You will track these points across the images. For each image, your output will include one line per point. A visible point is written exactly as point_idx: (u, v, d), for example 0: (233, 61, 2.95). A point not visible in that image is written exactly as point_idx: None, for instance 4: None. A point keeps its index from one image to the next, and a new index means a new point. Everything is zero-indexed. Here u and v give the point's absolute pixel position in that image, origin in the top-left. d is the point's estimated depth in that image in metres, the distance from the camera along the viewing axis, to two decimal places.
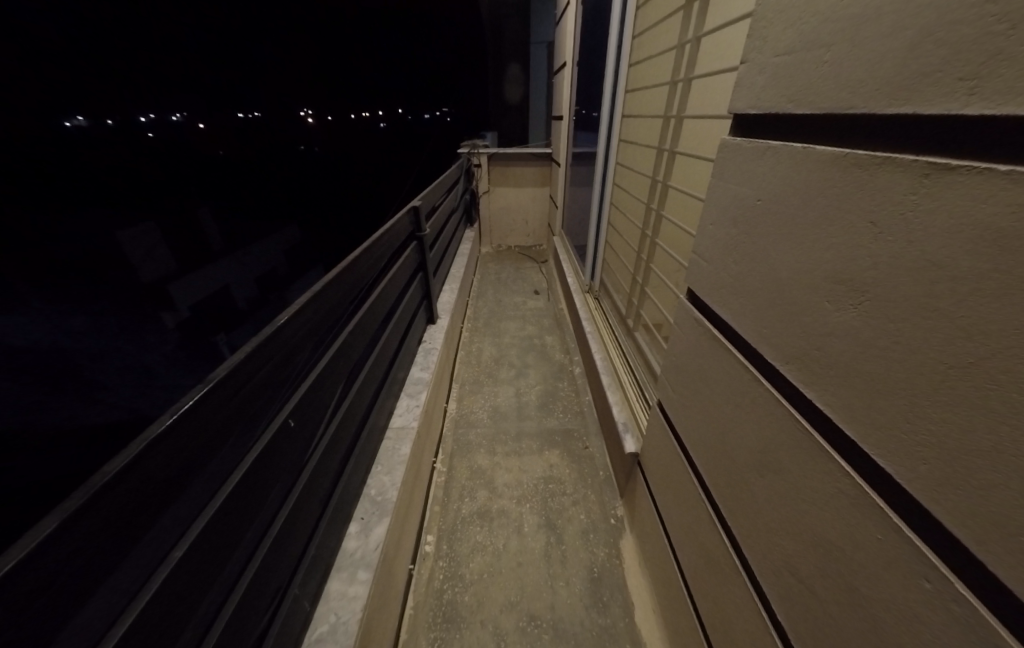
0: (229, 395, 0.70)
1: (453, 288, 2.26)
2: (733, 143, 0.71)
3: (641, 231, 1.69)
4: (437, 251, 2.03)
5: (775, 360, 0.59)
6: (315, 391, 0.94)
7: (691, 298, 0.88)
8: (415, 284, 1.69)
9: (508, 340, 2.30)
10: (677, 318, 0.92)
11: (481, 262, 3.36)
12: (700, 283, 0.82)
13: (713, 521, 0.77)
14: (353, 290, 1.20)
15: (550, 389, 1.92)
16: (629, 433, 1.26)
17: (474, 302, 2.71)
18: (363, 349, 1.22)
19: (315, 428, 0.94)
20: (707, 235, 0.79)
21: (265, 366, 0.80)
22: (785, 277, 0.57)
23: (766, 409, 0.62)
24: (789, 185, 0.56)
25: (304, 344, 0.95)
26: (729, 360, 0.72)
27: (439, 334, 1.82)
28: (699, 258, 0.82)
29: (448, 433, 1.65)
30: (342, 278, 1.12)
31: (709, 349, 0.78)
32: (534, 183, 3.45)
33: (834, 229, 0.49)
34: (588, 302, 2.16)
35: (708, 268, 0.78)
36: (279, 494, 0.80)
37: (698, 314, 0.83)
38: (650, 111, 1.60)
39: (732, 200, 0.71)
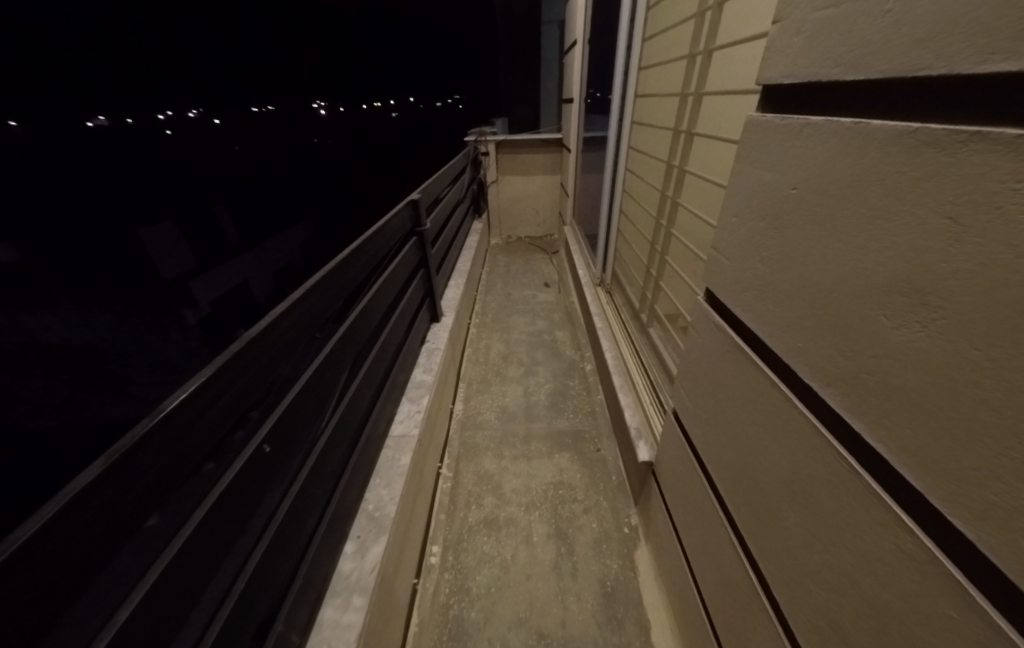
0: (198, 416, 0.61)
1: (458, 284, 2.19)
2: (761, 122, 0.60)
3: (654, 220, 1.57)
4: (439, 246, 1.94)
5: (811, 381, 0.50)
6: (303, 404, 0.86)
7: (709, 300, 0.79)
8: (413, 282, 1.61)
9: (517, 336, 2.23)
10: (694, 321, 0.83)
11: (490, 255, 3.27)
12: (718, 283, 0.72)
13: (739, 555, 0.69)
14: (344, 292, 1.11)
15: (560, 387, 1.85)
16: (643, 440, 1.17)
17: (482, 296, 2.64)
18: (357, 355, 1.14)
19: (303, 444, 0.86)
20: (726, 229, 0.69)
21: (236, 382, 0.69)
22: (824, 280, 0.48)
23: (798, 437, 0.53)
24: (829, 171, 0.47)
25: (289, 352, 0.86)
26: (754, 373, 0.62)
27: (443, 332, 1.76)
28: (718, 254, 0.73)
29: (455, 437, 1.60)
30: (331, 278, 1.03)
31: (732, 360, 0.68)
32: (544, 171, 3.33)
33: (895, 226, 0.39)
34: (599, 296, 2.05)
35: (726, 266, 0.70)
36: (255, 527, 0.71)
37: (717, 319, 0.73)
38: (665, 90, 1.49)
39: (756, 187, 0.61)
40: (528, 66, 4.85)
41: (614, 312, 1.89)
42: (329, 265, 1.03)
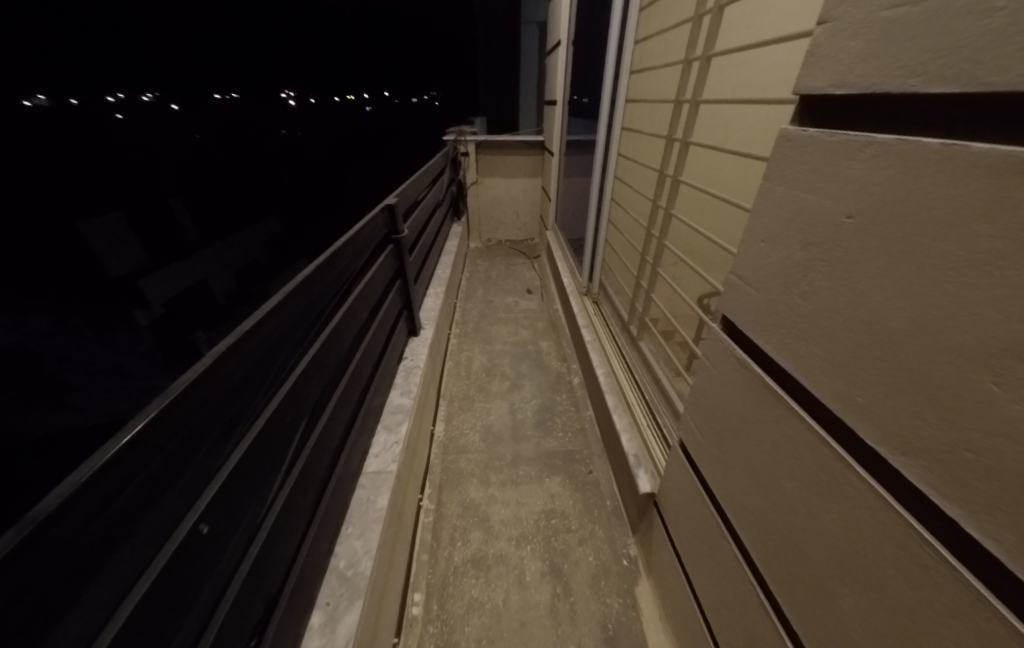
0: (107, 499, 0.47)
1: (438, 293, 2.07)
2: (784, 135, 0.48)
3: (645, 231, 1.51)
4: (417, 254, 1.80)
5: (875, 442, 0.40)
6: (253, 457, 0.72)
7: (726, 328, 0.66)
8: (389, 297, 1.47)
9: (500, 347, 2.12)
10: (705, 349, 0.71)
11: (470, 259, 3.15)
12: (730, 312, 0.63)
13: (774, 624, 0.60)
14: (310, 314, 0.97)
15: (547, 404, 1.76)
16: (643, 469, 1.09)
17: (462, 304, 2.52)
18: (323, 388, 1.00)
19: (254, 506, 0.72)
20: (742, 255, 0.58)
21: (167, 448, 0.55)
22: (888, 318, 0.38)
23: (856, 503, 0.43)
24: (889, 198, 0.37)
25: (242, 395, 0.72)
26: (790, 421, 0.52)
27: (423, 348, 1.63)
28: (733, 280, 0.61)
29: (436, 462, 1.48)
30: (295, 301, 0.89)
31: (759, 401, 0.57)
32: (525, 174, 3.23)
33: (992, 269, 0.30)
34: (586, 306, 1.97)
35: (744, 297, 0.58)
36: (185, 630, 0.58)
37: (738, 351, 0.62)
38: (654, 97, 1.43)
39: (776, 209, 0.50)
40: (508, 63, 4.74)
41: (603, 323, 1.81)
42: (291, 285, 0.88)
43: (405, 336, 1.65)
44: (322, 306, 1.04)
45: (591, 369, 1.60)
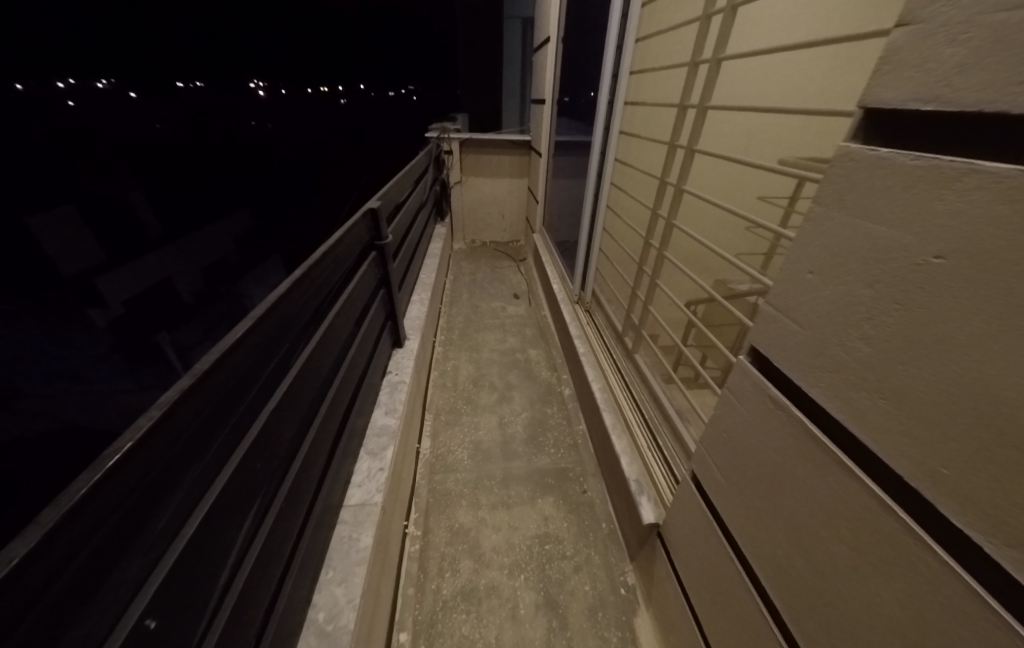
0: (10, 619, 0.35)
1: (423, 299, 1.96)
2: (849, 154, 0.43)
3: (643, 239, 1.47)
4: (401, 259, 1.69)
5: (970, 526, 0.35)
6: (214, 516, 0.61)
7: (752, 361, 0.62)
8: (372, 308, 1.36)
9: (488, 356, 2.03)
10: (729, 380, 0.66)
11: (454, 261, 3.03)
12: (763, 345, 0.57)
13: None
14: (287, 336, 0.86)
15: (538, 417, 1.69)
16: (646, 497, 1.03)
17: (447, 309, 2.41)
18: (300, 420, 0.89)
19: (216, 574, 0.62)
20: (784, 282, 0.52)
21: (97, 534, 0.43)
22: (983, 375, 0.33)
23: (933, 588, 0.38)
24: (995, 242, 0.31)
25: (205, 443, 0.61)
26: (843, 477, 0.46)
27: (408, 360, 1.53)
28: (769, 309, 0.55)
29: (422, 483, 1.39)
30: (269, 324, 0.78)
31: (799, 447, 0.52)
32: (511, 175, 3.14)
33: None
34: (578, 315, 1.90)
35: (785, 329, 0.52)
36: None
37: (771, 388, 0.56)
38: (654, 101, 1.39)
39: (834, 233, 0.45)
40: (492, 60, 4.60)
41: (597, 333, 1.75)
42: (264, 306, 0.77)
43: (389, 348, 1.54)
44: (301, 326, 0.92)
45: (586, 382, 1.54)
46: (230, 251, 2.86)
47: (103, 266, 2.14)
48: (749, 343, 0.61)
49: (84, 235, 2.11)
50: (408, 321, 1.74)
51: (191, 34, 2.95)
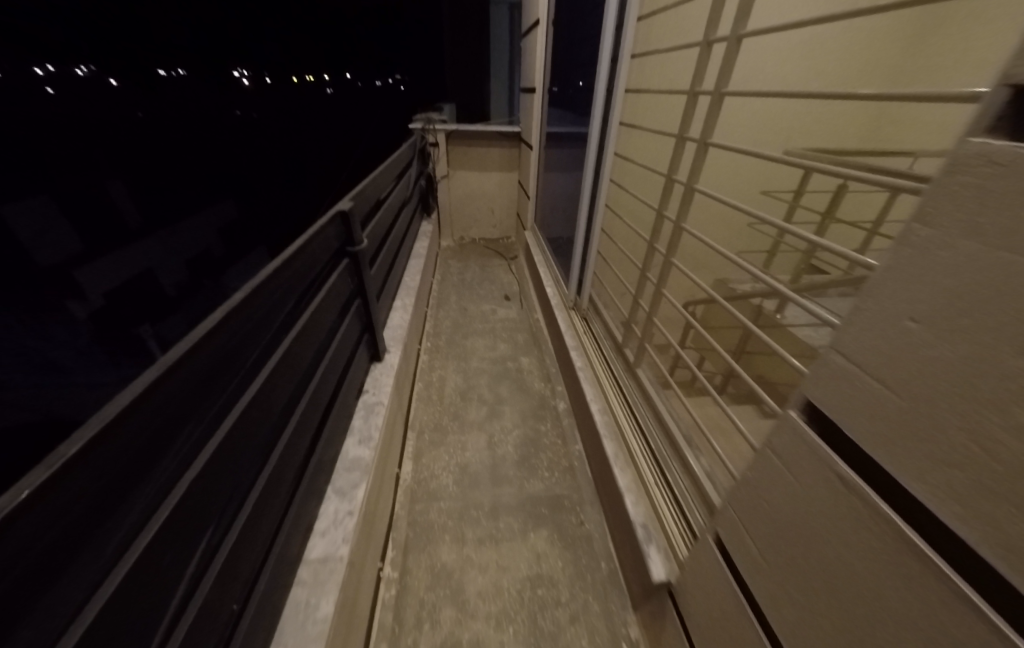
0: None
1: (406, 304, 1.79)
2: (986, 157, 0.31)
3: (647, 244, 1.33)
4: (380, 264, 1.52)
5: None
6: (121, 614, 0.48)
7: (807, 419, 0.51)
8: (345, 320, 1.19)
9: (477, 365, 1.88)
10: (774, 438, 0.55)
11: (441, 260, 2.86)
12: (830, 407, 0.46)
13: None
14: (225, 371, 0.70)
15: (530, 436, 1.55)
16: (655, 547, 0.91)
17: (434, 312, 2.24)
18: (245, 470, 0.73)
19: (151, 632, 0.53)
20: (871, 331, 0.41)
21: None
22: None
23: None
24: None
25: (80, 545, 0.45)
26: (955, 611, 0.35)
27: (387, 378, 1.36)
28: (847, 362, 0.43)
29: (401, 515, 1.24)
30: (194, 364, 0.61)
31: (880, 551, 0.41)
32: (502, 168, 2.96)
33: None
34: (574, 322, 1.77)
35: (870, 390, 0.41)
36: None
37: (841, 465, 0.45)
38: (655, 88, 1.27)
39: (955, 271, 0.34)
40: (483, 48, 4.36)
41: (594, 344, 1.61)
42: (189, 341, 0.61)
43: (366, 363, 1.37)
44: (246, 356, 0.76)
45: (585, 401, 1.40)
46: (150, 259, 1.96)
47: (80, 257, 1.70)
48: (806, 397, 0.50)
49: (62, 225, 1.63)
50: (389, 332, 1.57)
51: (192, 34, 2.49)
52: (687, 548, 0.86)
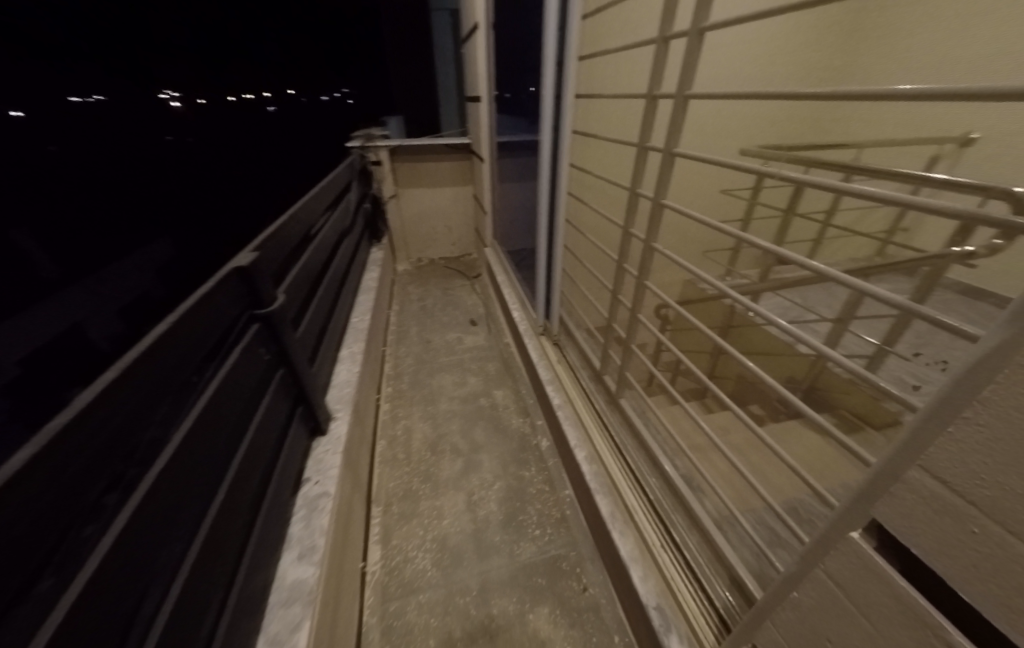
0: None
1: (355, 353, 1.52)
2: None
3: (616, 264, 1.21)
4: (316, 313, 1.28)
5: None
6: None
7: (879, 548, 0.40)
8: (267, 395, 0.94)
9: (448, 407, 1.69)
10: (828, 561, 0.44)
11: (398, 286, 2.63)
12: (924, 547, 0.36)
13: None
14: (90, 481, 0.53)
15: (514, 486, 1.37)
16: (677, 637, 0.79)
17: (393, 349, 2.02)
18: (139, 604, 0.57)
19: None
20: (985, 455, 0.31)
21: None
22: None
23: None
24: None
25: None
26: None
27: (334, 454, 1.10)
28: (949, 492, 0.33)
29: (372, 620, 1.03)
30: (23, 491, 0.45)
31: None
32: (453, 184, 2.78)
33: None
34: (545, 350, 1.60)
35: (995, 540, 0.31)
36: None
37: (950, 633, 0.35)
38: (607, 92, 1.14)
39: None
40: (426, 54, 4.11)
41: (572, 377, 1.46)
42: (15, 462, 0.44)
43: (307, 440, 1.12)
44: (118, 455, 0.58)
45: (569, 450, 1.23)
46: (148, 280, 1.18)
47: None
48: (876, 523, 0.40)
49: None
50: (333, 393, 1.30)
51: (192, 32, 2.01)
52: (719, 645, 0.73)
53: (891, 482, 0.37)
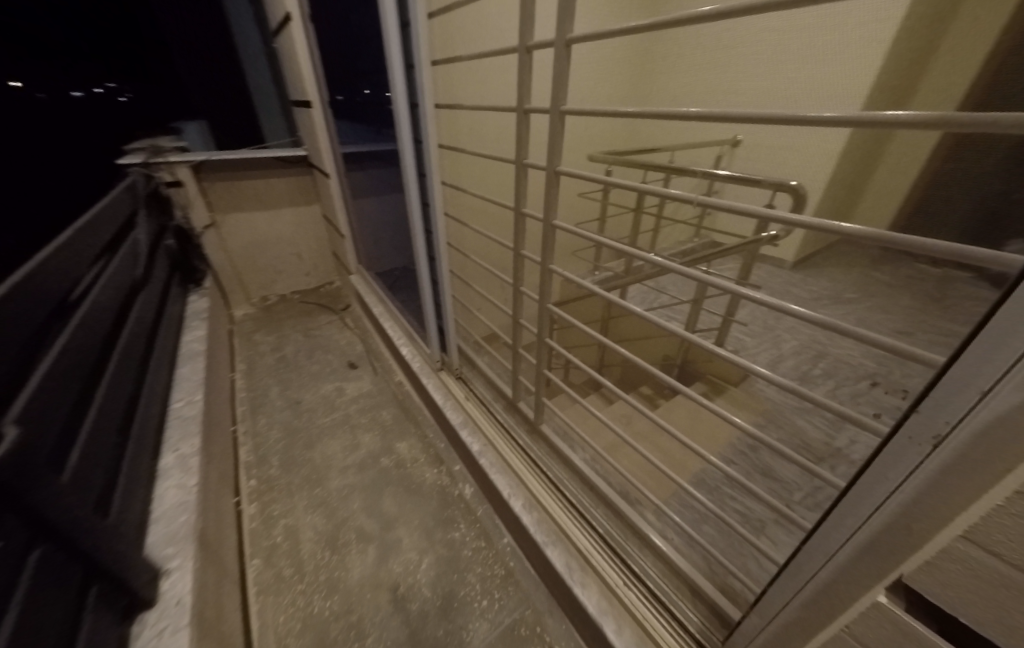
0: None
1: (190, 454, 1.08)
2: None
3: (513, 288, 1.10)
4: (98, 429, 0.84)
5: None
6: None
7: (903, 605, 0.37)
8: (12, 605, 0.53)
9: (342, 482, 1.36)
10: (852, 621, 0.41)
11: (240, 336, 2.07)
12: (973, 613, 0.33)
13: None
14: None
15: (447, 555, 1.17)
16: None
17: (249, 423, 1.56)
18: None
19: None
20: None
21: None
22: None
23: None
24: None
25: None
26: None
27: (176, 632, 0.73)
28: (1001, 563, 0.31)
29: None
30: None
31: None
32: (294, 204, 2.32)
33: None
34: (449, 388, 1.42)
35: None
36: None
37: None
38: (469, 103, 1.00)
39: None
40: None
41: (485, 413, 1.31)
42: None
43: (120, 628, 0.71)
44: None
45: (503, 502, 1.09)
46: None
47: None
48: (904, 582, 0.37)
49: None
50: (157, 532, 0.88)
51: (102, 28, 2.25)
52: None
53: (919, 545, 0.34)
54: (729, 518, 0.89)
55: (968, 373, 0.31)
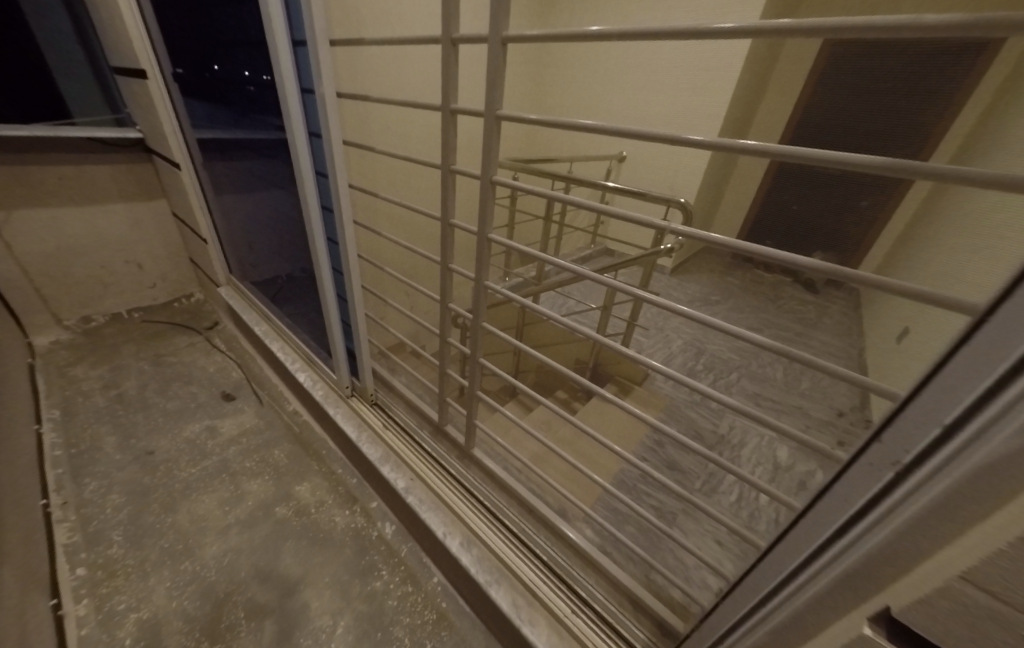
0: None
1: None
2: None
3: (439, 305, 1.00)
4: None
5: None
6: None
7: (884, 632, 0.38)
8: None
9: (221, 549, 1.09)
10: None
11: (50, 370, 1.54)
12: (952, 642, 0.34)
13: None
14: None
15: (370, 612, 1.02)
16: None
17: (73, 492, 1.16)
18: None
19: None
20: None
21: None
22: None
23: None
24: None
25: None
26: None
27: None
28: (993, 600, 0.31)
29: None
30: None
31: None
32: (128, 196, 1.80)
33: None
34: (364, 418, 1.25)
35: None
36: None
37: None
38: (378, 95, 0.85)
39: None
40: None
41: (410, 443, 1.19)
42: None
43: None
44: None
45: (437, 543, 0.99)
46: None
47: None
48: (887, 611, 0.38)
49: None
50: None
51: None
52: None
53: (894, 576, 0.36)
54: (642, 510, 0.91)
55: (930, 411, 0.35)
